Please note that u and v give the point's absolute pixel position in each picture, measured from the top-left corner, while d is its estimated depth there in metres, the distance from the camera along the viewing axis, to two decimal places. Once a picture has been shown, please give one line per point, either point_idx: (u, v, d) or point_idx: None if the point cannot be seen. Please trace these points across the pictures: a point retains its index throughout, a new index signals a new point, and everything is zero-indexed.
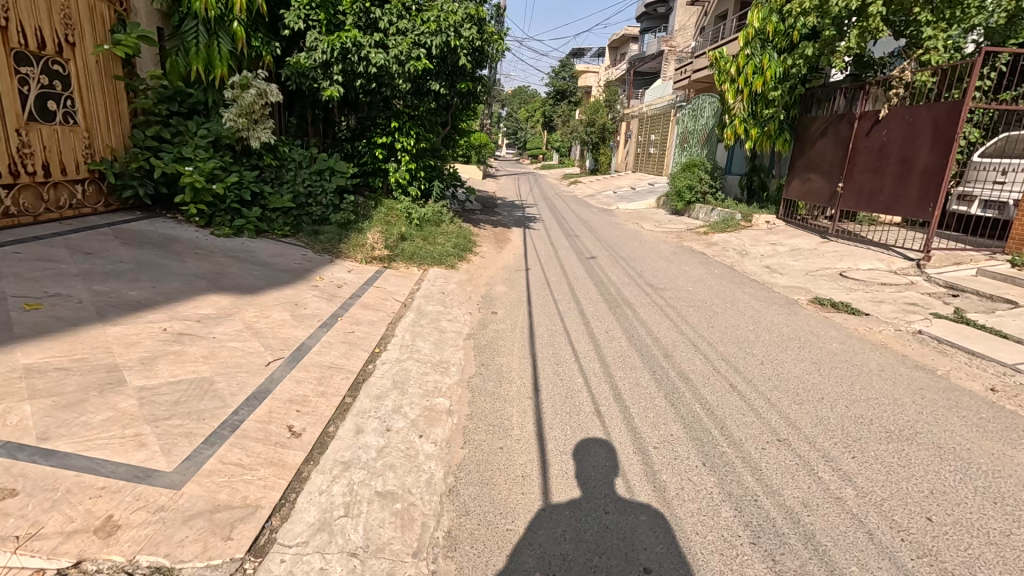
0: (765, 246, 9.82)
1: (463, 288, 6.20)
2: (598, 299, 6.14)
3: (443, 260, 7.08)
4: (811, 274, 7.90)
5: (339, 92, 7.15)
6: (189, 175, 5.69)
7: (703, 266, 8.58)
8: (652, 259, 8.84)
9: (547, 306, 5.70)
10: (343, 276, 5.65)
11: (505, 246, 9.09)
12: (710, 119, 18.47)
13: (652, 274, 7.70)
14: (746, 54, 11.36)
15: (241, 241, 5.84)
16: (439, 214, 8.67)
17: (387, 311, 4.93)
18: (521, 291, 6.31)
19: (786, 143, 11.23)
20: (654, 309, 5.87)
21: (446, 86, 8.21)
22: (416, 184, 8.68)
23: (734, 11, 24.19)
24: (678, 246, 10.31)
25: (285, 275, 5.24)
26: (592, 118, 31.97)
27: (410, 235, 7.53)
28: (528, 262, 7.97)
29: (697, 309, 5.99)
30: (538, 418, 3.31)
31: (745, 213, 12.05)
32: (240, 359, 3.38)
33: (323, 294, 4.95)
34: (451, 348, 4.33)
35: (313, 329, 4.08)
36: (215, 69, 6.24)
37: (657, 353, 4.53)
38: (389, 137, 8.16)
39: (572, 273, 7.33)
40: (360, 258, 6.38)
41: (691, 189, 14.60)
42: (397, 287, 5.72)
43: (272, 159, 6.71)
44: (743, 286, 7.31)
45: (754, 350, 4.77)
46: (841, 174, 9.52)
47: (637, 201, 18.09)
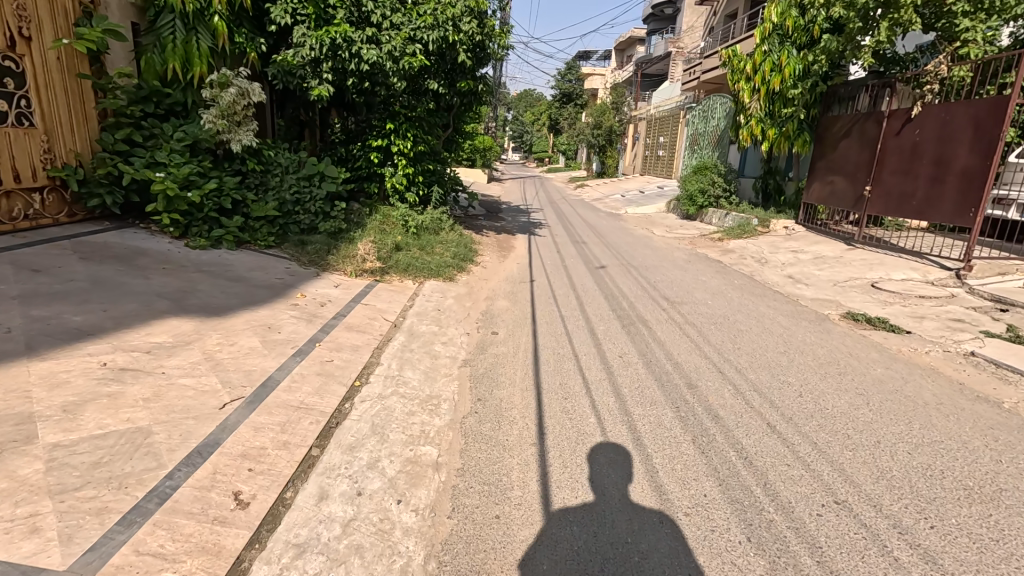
0: (786, 254, 9.21)
1: (461, 303, 5.66)
2: (610, 315, 5.58)
3: (441, 272, 6.55)
4: (839, 285, 7.30)
5: (328, 91, 6.66)
6: (161, 182, 5.21)
7: (721, 276, 7.99)
8: (666, 268, 8.27)
9: (554, 325, 5.14)
10: (328, 291, 5.13)
11: (509, 254, 8.53)
12: (722, 120, 17.88)
13: (667, 285, 7.13)
14: (764, 51, 10.92)
15: (219, 254, 5.36)
16: (439, 222, 8.15)
17: (374, 333, 4.39)
18: (525, 307, 5.77)
19: (805, 144, 10.64)
20: (672, 327, 5.30)
21: (445, 84, 7.73)
22: (414, 189, 8.17)
23: (744, 10, 23.60)
24: (693, 254, 9.73)
25: (263, 291, 4.73)
26: (599, 120, 31.38)
27: (406, 245, 7.02)
28: (533, 272, 7.41)
29: (720, 327, 5.41)
30: (543, 474, 2.76)
31: (762, 217, 11.43)
32: (189, 400, 2.85)
33: (302, 313, 4.43)
34: (444, 379, 3.79)
35: (284, 359, 3.55)
36: (194, 67, 5.79)
37: (680, 384, 3.95)
38: (384, 139, 7.65)
39: (581, 286, 6.76)
40: (349, 270, 5.87)
41: (704, 193, 14.01)
42: (388, 304, 5.19)
43: (256, 164, 6.22)
44: (767, 299, 6.73)
45: (790, 378, 4.18)
46: (869, 176, 8.90)
47: (647, 206, 17.47)
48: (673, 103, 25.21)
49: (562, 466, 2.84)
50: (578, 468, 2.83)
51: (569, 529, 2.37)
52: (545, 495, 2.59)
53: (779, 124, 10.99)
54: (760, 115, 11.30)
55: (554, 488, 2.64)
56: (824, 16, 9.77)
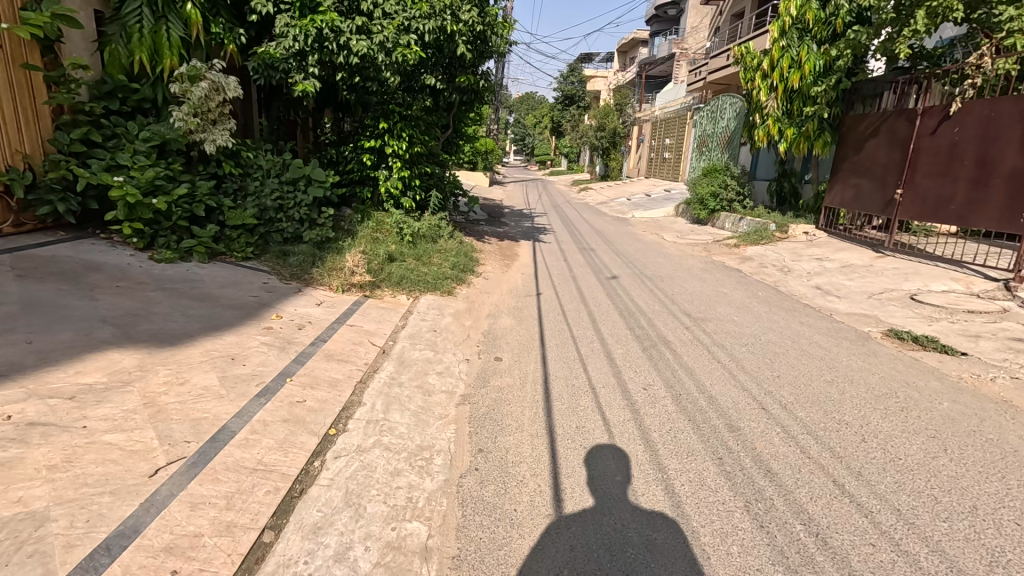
0: (809, 262, 8.57)
1: (459, 322, 5.05)
2: (628, 337, 4.95)
3: (438, 285, 5.94)
4: (875, 298, 6.67)
5: (314, 88, 6.03)
6: (121, 187, 4.63)
7: (743, 286, 7.35)
8: (683, 278, 7.65)
9: (566, 349, 4.52)
10: (309, 311, 4.53)
11: (513, 264, 7.92)
12: (732, 121, 17.27)
13: (686, 298, 6.51)
14: (781, 46, 10.34)
15: (187, 268, 4.77)
16: (437, 229, 7.55)
17: (357, 363, 3.77)
18: (533, 326, 5.13)
19: (826, 145, 10.01)
20: (697, 350, 4.68)
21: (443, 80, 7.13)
22: (410, 194, 7.58)
23: (751, 9, 23.05)
24: (709, 262, 9.10)
25: (232, 312, 4.12)
26: (602, 122, 30.79)
27: (401, 255, 6.42)
28: (539, 284, 6.80)
29: (750, 349, 4.80)
30: (563, 564, 2.14)
31: (780, 222, 10.79)
32: (109, 466, 2.23)
33: (275, 339, 3.82)
34: (438, 423, 3.17)
35: (243, 402, 2.92)
36: (163, 59, 5.23)
37: (719, 427, 3.32)
38: (377, 140, 7.04)
39: (592, 300, 6.14)
40: (336, 285, 5.26)
41: (716, 196, 13.40)
42: (377, 325, 4.57)
43: (233, 167, 5.63)
44: (797, 315, 6.10)
45: (846, 416, 3.56)
46: (900, 178, 8.26)
47: (654, 210, 16.84)
48: (678, 104, 24.62)
49: (581, 529, 2.34)
50: (596, 511, 2.46)
51: (573, 532, 2.32)
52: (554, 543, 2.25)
53: (799, 124, 10.36)
54: (777, 114, 10.69)
55: (566, 512, 2.45)
56: (849, 8, 9.33)
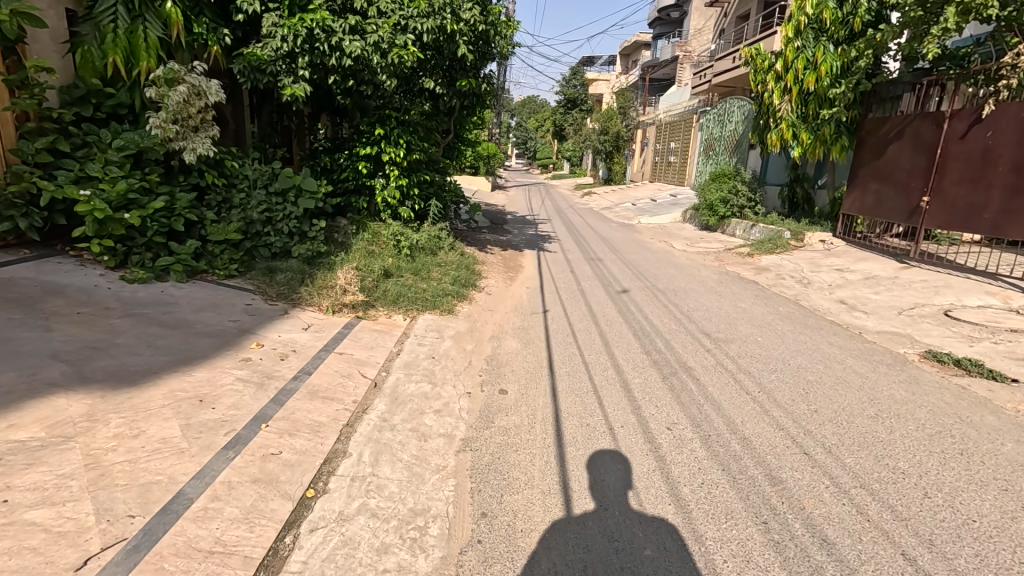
0: (829, 274, 8.13)
1: (460, 347, 4.62)
2: (645, 363, 4.52)
3: (437, 303, 5.52)
4: (906, 314, 6.22)
5: (305, 92, 5.63)
6: (89, 201, 4.23)
7: (762, 301, 6.92)
8: (697, 292, 7.22)
9: (578, 379, 4.09)
10: (294, 337, 4.11)
11: (517, 276, 7.50)
12: (741, 125, 16.85)
13: (703, 315, 6.08)
14: (795, 47, 9.89)
15: (163, 289, 4.37)
16: (437, 240, 7.15)
17: (343, 401, 3.34)
18: (541, 350, 4.69)
19: (843, 149, 9.59)
20: (721, 380, 4.25)
21: (443, 84, 6.70)
22: (408, 203, 7.19)
23: (757, 10, 22.65)
24: (723, 272, 8.66)
25: (206, 340, 3.70)
26: (606, 126, 30.41)
27: (398, 270, 6.01)
28: (546, 299, 6.39)
29: (779, 377, 4.35)
30: None
31: (795, 230, 10.35)
32: (25, 557, 1.81)
33: (253, 373, 3.39)
34: (434, 478, 2.73)
35: (206, 459, 2.50)
36: (139, 61, 4.83)
37: (760, 481, 2.88)
38: (373, 147, 6.64)
39: (603, 319, 5.72)
40: (326, 305, 4.84)
41: (726, 202, 12.97)
42: (369, 353, 4.14)
43: (217, 177, 5.24)
44: (825, 334, 5.66)
45: (901, 463, 3.11)
46: (926, 185, 7.85)
47: (661, 215, 16.41)
48: (683, 107, 24.20)
49: None
50: None
51: (578, 533, 2.40)
52: (553, 550, 2.29)
53: (814, 128, 9.92)
54: (791, 118, 10.22)
55: (574, 514, 2.53)
56: (867, 6, 8.94)
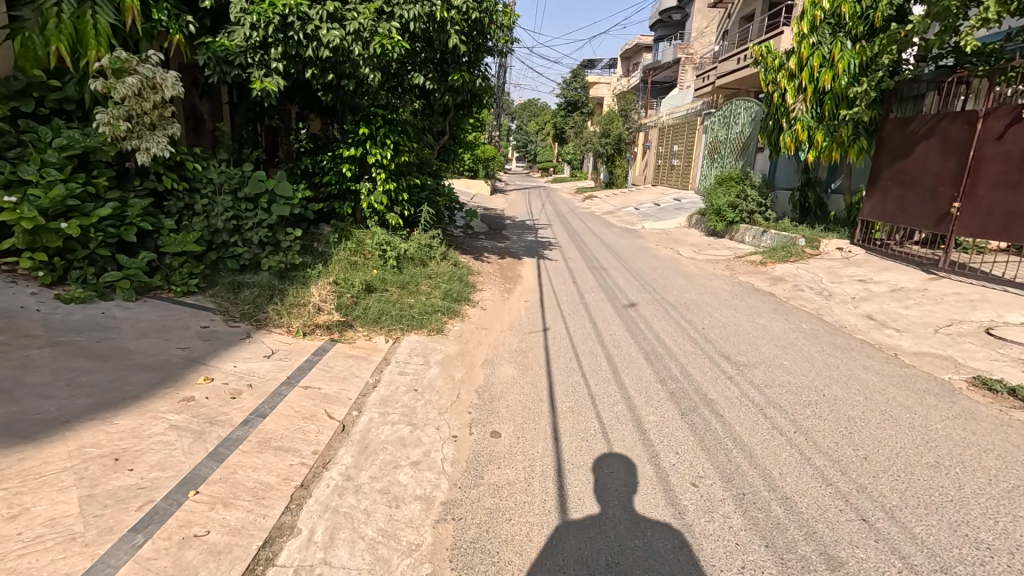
0: (851, 285, 7.56)
1: (449, 374, 4.04)
2: (660, 396, 3.93)
3: (424, 322, 4.95)
4: (943, 333, 5.63)
5: (278, 86, 5.06)
6: (17, 210, 3.66)
7: (783, 316, 6.34)
8: (710, 305, 6.65)
9: (583, 419, 3.50)
10: (252, 367, 3.52)
11: (515, 288, 6.94)
12: (748, 127, 16.29)
13: (719, 334, 5.50)
14: (811, 43, 9.45)
15: (104, 311, 3.80)
16: (428, 249, 6.59)
17: (300, 453, 2.74)
18: (541, 379, 4.10)
19: (861, 152, 9.05)
20: (749, 417, 3.66)
21: (434, 79, 6.14)
22: (397, 209, 6.65)
23: (762, 11, 22.04)
24: (735, 283, 8.09)
25: (141, 374, 3.11)
26: (607, 128, 29.90)
27: (382, 283, 5.45)
28: (546, 315, 5.83)
29: (816, 414, 3.76)
30: None
31: (810, 236, 9.77)
32: None
33: (192, 418, 2.80)
34: (405, 565, 2.15)
35: (102, 549, 1.92)
36: (87, 51, 4.23)
37: (815, 564, 2.29)
38: (358, 148, 6.09)
39: (610, 339, 5.14)
40: (297, 326, 4.26)
41: (734, 207, 12.41)
42: (341, 387, 3.55)
43: (177, 181, 4.67)
44: (857, 356, 5.08)
45: (986, 536, 2.51)
46: (957, 189, 7.31)
47: (666, 220, 15.85)
48: (687, 109, 23.65)
49: None
50: None
51: (578, 535, 2.39)
52: (551, 555, 2.26)
53: (831, 129, 9.38)
54: (806, 118, 9.73)
55: (571, 518, 2.51)
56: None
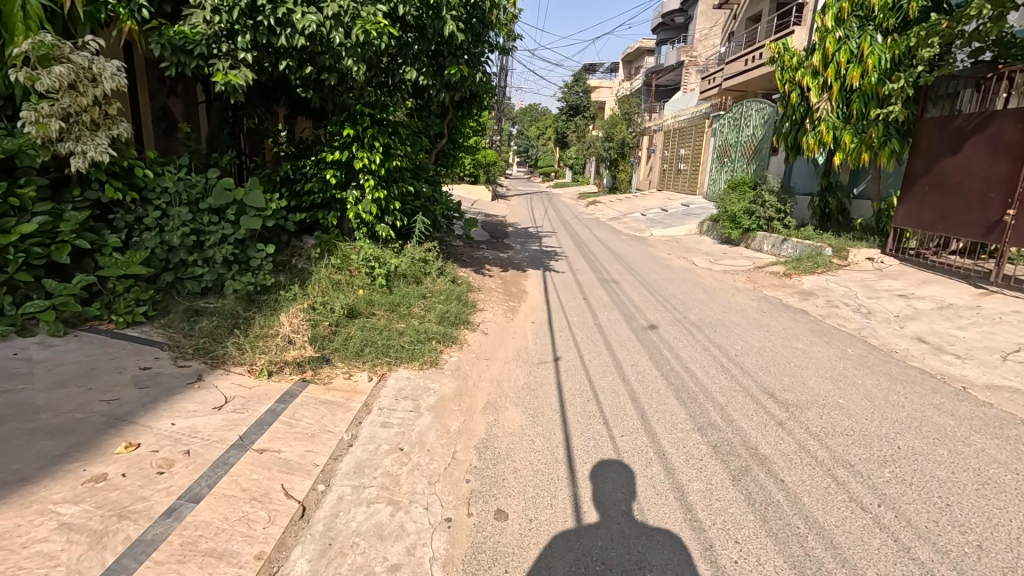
0: (891, 300, 6.84)
1: (443, 425, 3.33)
2: (702, 452, 3.21)
3: (415, 354, 4.24)
4: (1014, 360, 4.90)
5: (247, 79, 4.36)
6: None
7: (823, 339, 5.62)
8: (739, 326, 5.94)
9: (611, 487, 2.80)
10: (193, 425, 2.80)
11: (520, 306, 6.24)
12: (761, 129, 15.61)
13: (754, 362, 4.79)
14: (837, 37, 8.84)
15: (17, 352, 3.08)
16: (422, 264, 5.91)
17: (237, 560, 2.02)
18: (556, 429, 3.40)
19: (892, 155, 8.35)
20: (817, 483, 2.93)
21: (428, 73, 5.46)
22: (388, 219, 5.97)
23: (769, 11, 21.36)
24: (761, 298, 7.37)
25: (39, 442, 2.39)
26: (610, 132, 29.27)
27: (369, 306, 4.74)
28: (557, 340, 5.12)
29: (897, 476, 3.04)
30: None
31: (837, 246, 9.05)
32: None
33: (95, 510, 2.10)
34: None
35: None
36: (16, 36, 3.43)
37: None
38: (343, 151, 5.40)
39: (630, 371, 4.43)
40: (260, 364, 3.55)
41: (750, 213, 11.73)
42: (306, 450, 2.82)
43: (124, 190, 3.97)
44: (921, 390, 4.35)
45: None
46: (1011, 196, 6.69)
47: (675, 227, 15.13)
48: (693, 112, 22.97)
49: None
50: None
51: None
52: None
53: (860, 130, 8.68)
54: (832, 119, 9.06)
55: None
56: None
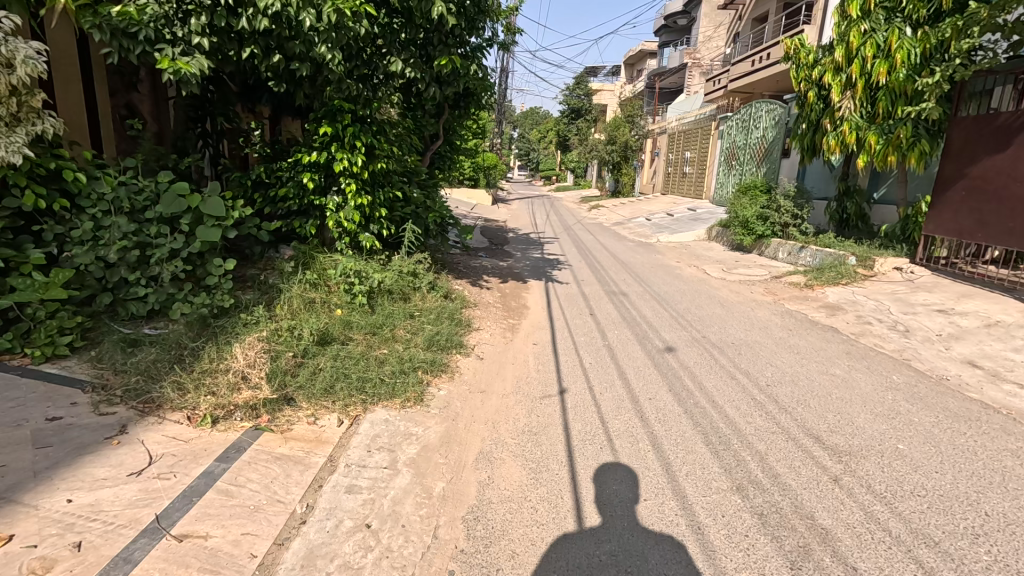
0: (929, 316, 6.21)
1: (424, 488, 2.70)
2: (747, 525, 2.56)
3: (397, 389, 3.61)
4: None
5: (202, 68, 3.74)
6: None
7: (862, 364, 4.98)
8: (766, 348, 5.30)
9: (633, 556, 2.31)
10: (96, 500, 2.18)
11: (521, 324, 5.62)
12: (772, 131, 14.99)
13: (790, 395, 4.15)
14: (862, 30, 8.28)
15: None
16: (411, 278, 5.31)
17: None
18: (564, 491, 2.77)
19: (922, 157, 7.72)
20: (900, 572, 2.28)
21: (415, 64, 4.84)
22: (373, 228, 5.36)
23: (776, 11, 20.78)
24: (785, 313, 6.74)
25: None
26: (613, 135, 28.71)
27: (345, 330, 4.12)
28: (562, 366, 4.49)
29: (998, 560, 2.38)
30: None
31: (862, 254, 8.42)
32: None
33: None
34: None
35: None
36: None
37: None
38: (321, 152, 4.79)
39: (649, 409, 3.78)
40: (203, 409, 2.92)
41: (763, 219, 11.13)
42: (242, 534, 2.18)
43: (51, 197, 3.36)
44: (993, 430, 3.68)
45: None
46: None
47: (683, 232, 14.50)
48: (698, 114, 22.37)
49: None
50: None
51: None
52: None
53: (886, 130, 8.06)
54: (855, 118, 8.45)
55: None
56: None
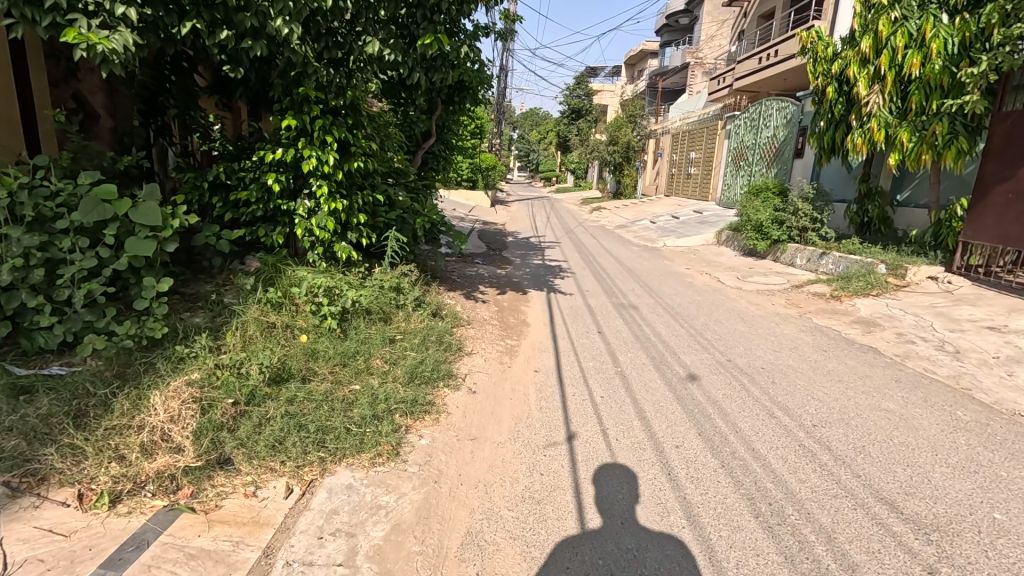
0: (980, 335, 5.49)
1: None
2: None
3: (366, 441, 2.89)
4: None
5: (127, 42, 3.03)
6: None
7: (918, 396, 4.27)
8: (802, 374, 4.60)
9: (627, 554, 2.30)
10: None
11: (521, 347, 4.92)
12: (784, 130, 14.29)
13: (845, 441, 3.43)
14: (892, 18, 7.55)
15: None
16: (394, 294, 4.62)
17: None
18: (568, 561, 2.25)
19: (961, 155, 7.02)
20: None
21: (396, 45, 4.17)
22: (351, 235, 4.68)
23: (782, 8, 20.14)
24: (815, 330, 6.04)
25: None
26: (614, 135, 28.05)
27: (309, 363, 3.43)
28: (569, 402, 3.79)
29: None
30: None
31: (891, 261, 7.74)
32: None
33: None
34: None
35: None
36: None
37: None
38: (287, 150, 4.10)
39: (679, 463, 3.06)
40: (99, 485, 2.23)
41: (778, 222, 10.47)
42: None
43: None
44: None
45: None
46: None
47: (690, 236, 13.80)
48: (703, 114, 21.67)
49: None
50: None
51: None
52: None
53: (920, 127, 7.36)
54: (884, 114, 7.74)
55: None
56: None
